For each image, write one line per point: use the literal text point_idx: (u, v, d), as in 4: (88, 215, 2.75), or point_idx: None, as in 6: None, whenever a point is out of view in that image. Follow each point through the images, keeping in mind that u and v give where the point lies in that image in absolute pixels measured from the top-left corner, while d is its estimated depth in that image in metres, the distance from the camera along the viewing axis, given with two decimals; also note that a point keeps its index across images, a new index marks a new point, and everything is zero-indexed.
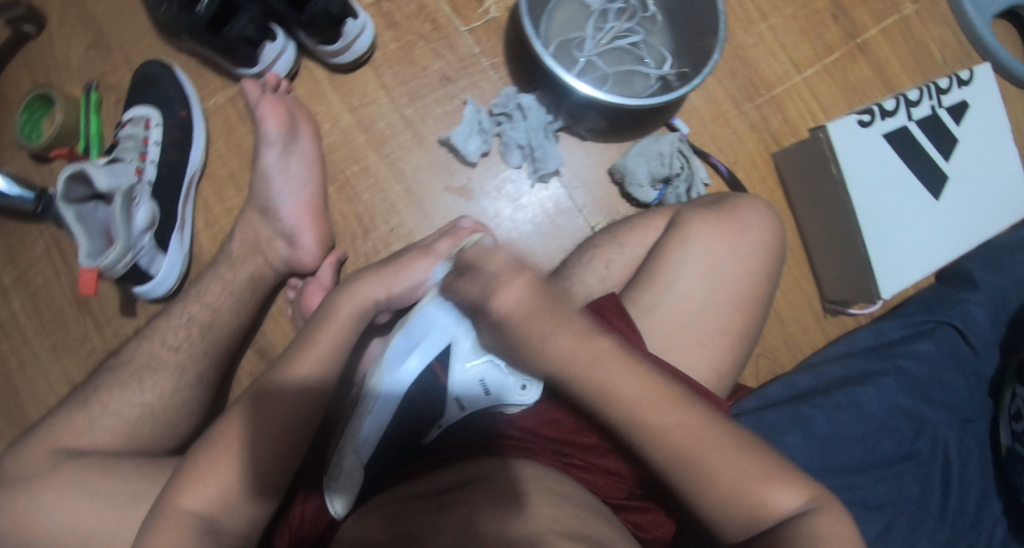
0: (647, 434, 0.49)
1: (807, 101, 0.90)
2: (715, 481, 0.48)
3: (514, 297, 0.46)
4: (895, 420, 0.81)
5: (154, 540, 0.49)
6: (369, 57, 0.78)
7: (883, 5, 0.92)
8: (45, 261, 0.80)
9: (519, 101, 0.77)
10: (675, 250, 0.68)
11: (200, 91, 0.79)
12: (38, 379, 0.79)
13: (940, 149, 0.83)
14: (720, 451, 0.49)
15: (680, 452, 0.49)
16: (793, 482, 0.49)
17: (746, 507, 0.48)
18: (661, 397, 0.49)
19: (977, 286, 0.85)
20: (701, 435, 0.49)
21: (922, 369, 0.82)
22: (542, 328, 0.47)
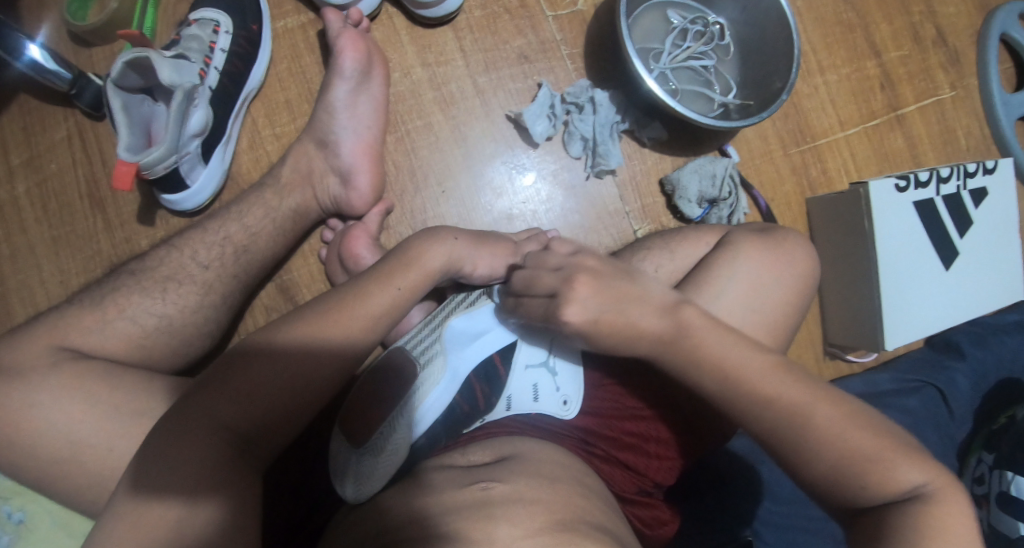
0: (757, 401, 0.52)
1: (845, 157, 0.96)
2: (833, 446, 0.49)
3: (577, 313, 0.56)
4: None
5: (179, 446, 0.45)
6: (452, 18, 0.78)
7: (925, 85, 0.99)
8: (63, 148, 0.75)
9: (593, 96, 0.78)
10: (724, 266, 0.70)
11: (272, 11, 0.76)
12: (32, 272, 0.74)
13: (957, 226, 0.89)
14: (843, 417, 0.50)
15: (793, 416, 0.50)
16: (919, 461, 0.48)
17: (873, 477, 0.47)
18: (768, 366, 0.53)
19: (964, 357, 0.90)
20: (819, 399, 0.51)
21: (906, 422, 0.86)
22: (621, 316, 0.56)
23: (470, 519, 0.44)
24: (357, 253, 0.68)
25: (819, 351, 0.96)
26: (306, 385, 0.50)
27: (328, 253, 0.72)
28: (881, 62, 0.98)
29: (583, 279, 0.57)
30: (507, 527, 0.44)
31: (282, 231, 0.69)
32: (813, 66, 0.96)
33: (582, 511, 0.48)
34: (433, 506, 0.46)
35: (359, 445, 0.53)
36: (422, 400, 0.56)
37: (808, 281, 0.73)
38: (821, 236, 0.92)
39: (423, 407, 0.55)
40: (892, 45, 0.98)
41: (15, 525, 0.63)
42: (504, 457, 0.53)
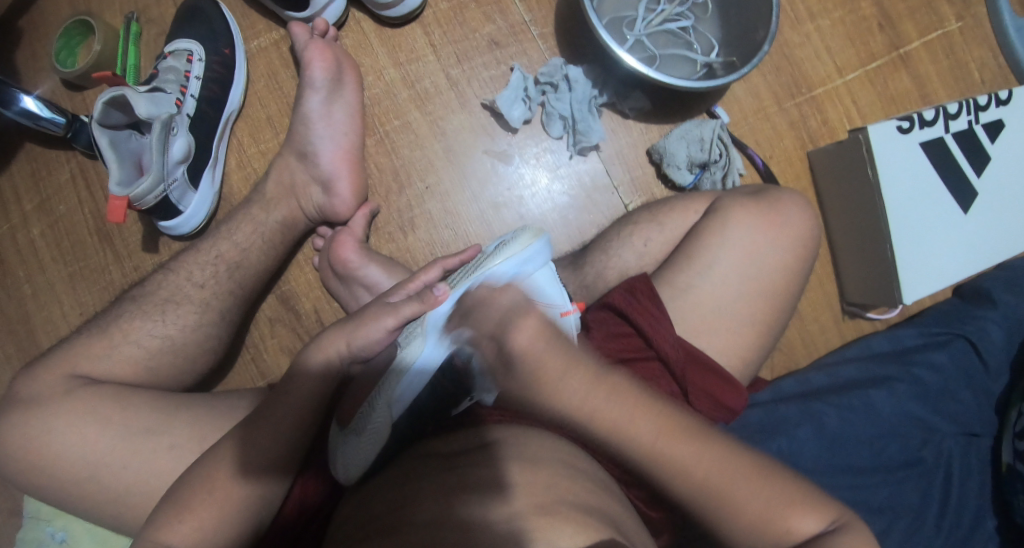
0: (671, 471, 0.51)
1: (846, 104, 0.94)
2: (742, 511, 0.51)
3: (529, 335, 0.47)
4: (906, 427, 0.81)
5: (198, 491, 0.53)
6: (419, 14, 0.78)
7: (930, 19, 0.94)
8: (69, 189, 0.80)
9: (566, 73, 0.77)
10: (715, 233, 0.68)
11: (245, 31, 0.78)
12: (55, 307, 0.79)
13: (975, 165, 0.85)
14: (749, 475, 0.52)
15: (704, 485, 0.51)
16: (815, 510, 0.53)
17: (772, 535, 0.52)
18: (677, 430, 0.52)
19: (995, 306, 0.86)
20: (705, 471, 0.51)
21: (935, 379, 0.83)
22: (556, 373, 0.48)
23: (439, 510, 0.44)
24: (344, 257, 0.69)
25: (838, 311, 0.95)
26: (298, 424, 0.56)
27: (321, 259, 0.74)
28: (877, 1, 0.94)
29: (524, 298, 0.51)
30: (493, 511, 0.43)
31: (273, 247, 0.71)
32: (802, 14, 0.93)
33: (566, 491, 0.47)
34: (393, 506, 0.47)
35: (347, 428, 0.55)
36: (403, 379, 0.54)
37: (806, 242, 0.70)
38: (828, 190, 0.92)
39: (404, 384, 0.54)
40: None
41: (59, 544, 0.67)
42: (485, 444, 0.51)
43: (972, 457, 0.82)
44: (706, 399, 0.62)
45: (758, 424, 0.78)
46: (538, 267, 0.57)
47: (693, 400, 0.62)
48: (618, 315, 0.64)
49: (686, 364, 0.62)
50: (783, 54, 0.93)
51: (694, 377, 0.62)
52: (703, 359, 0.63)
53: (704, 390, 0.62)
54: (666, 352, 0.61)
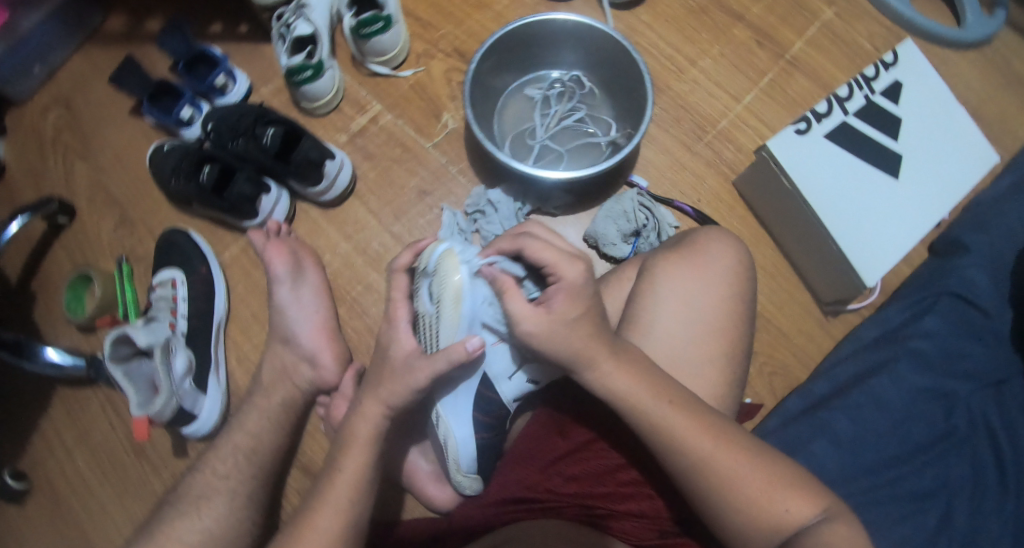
0: (671, 442, 0.57)
1: (755, 126, 1.04)
2: (732, 484, 0.56)
3: (572, 281, 0.57)
4: (921, 405, 0.83)
5: None
6: (353, 190, 0.90)
7: (804, 16, 1.07)
8: (102, 417, 0.92)
9: (489, 197, 0.87)
10: (649, 292, 0.75)
11: (216, 247, 0.91)
12: (111, 526, 0.88)
13: (887, 133, 0.96)
14: (735, 453, 0.57)
15: (699, 459, 0.57)
16: (809, 497, 0.56)
17: (764, 518, 0.56)
18: (681, 406, 0.58)
19: (968, 248, 0.90)
20: (711, 439, 0.57)
21: (934, 347, 0.85)
22: (579, 321, 0.57)
23: None
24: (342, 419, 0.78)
25: (820, 315, 1.00)
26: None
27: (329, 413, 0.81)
28: (748, 24, 1.07)
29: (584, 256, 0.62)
30: None
31: (281, 426, 0.79)
32: (684, 61, 1.05)
33: None
34: None
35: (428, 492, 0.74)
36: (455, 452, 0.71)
37: (738, 270, 0.77)
38: (765, 211, 0.99)
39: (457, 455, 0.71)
40: (751, 3, 1.07)
41: None
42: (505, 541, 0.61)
43: (1010, 404, 0.83)
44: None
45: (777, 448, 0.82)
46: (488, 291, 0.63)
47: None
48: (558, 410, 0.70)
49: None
50: (678, 105, 1.04)
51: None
52: None
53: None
54: None
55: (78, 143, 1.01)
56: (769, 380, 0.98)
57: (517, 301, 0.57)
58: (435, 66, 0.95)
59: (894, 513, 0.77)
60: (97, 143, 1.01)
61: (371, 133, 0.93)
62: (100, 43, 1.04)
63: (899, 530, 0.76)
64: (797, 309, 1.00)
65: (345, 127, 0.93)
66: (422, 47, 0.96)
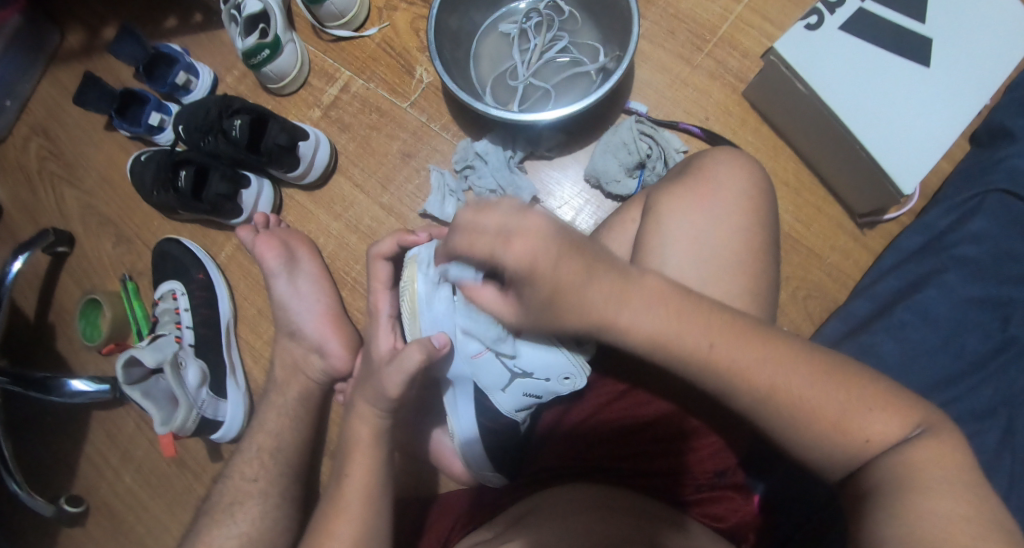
0: (722, 374, 0.47)
1: (758, 28, 0.94)
2: (806, 412, 0.46)
3: (524, 254, 0.43)
4: (973, 315, 0.75)
5: None
6: (335, 165, 0.86)
7: None
8: (138, 433, 0.93)
9: (476, 150, 0.82)
10: (655, 236, 0.70)
11: (211, 249, 0.89)
12: (165, 534, 0.90)
13: (913, 16, 0.84)
14: (800, 379, 0.46)
15: (761, 392, 0.47)
16: (893, 411, 0.45)
17: (847, 445, 0.45)
18: (725, 333, 0.48)
19: (1016, 136, 0.82)
20: (771, 365, 0.47)
21: (985, 252, 0.77)
22: (570, 279, 0.44)
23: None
24: None
25: (855, 229, 0.94)
26: None
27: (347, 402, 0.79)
28: None
29: (533, 211, 0.44)
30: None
31: (302, 421, 0.78)
32: None
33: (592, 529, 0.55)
34: None
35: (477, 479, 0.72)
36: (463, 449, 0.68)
37: (751, 193, 0.70)
38: (781, 121, 0.92)
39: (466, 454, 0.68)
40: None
41: None
42: (525, 513, 0.60)
43: None
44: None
45: None
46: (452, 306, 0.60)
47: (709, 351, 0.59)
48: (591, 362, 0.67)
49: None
50: (670, 15, 0.95)
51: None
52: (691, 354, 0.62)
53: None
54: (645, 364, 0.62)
55: (63, 168, 0.99)
56: (803, 304, 0.93)
57: (484, 302, 0.50)
58: (400, 18, 0.88)
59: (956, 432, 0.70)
60: (81, 165, 0.99)
61: (344, 103, 0.87)
62: (64, 61, 1.00)
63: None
64: (827, 222, 0.94)
65: (317, 101, 0.88)
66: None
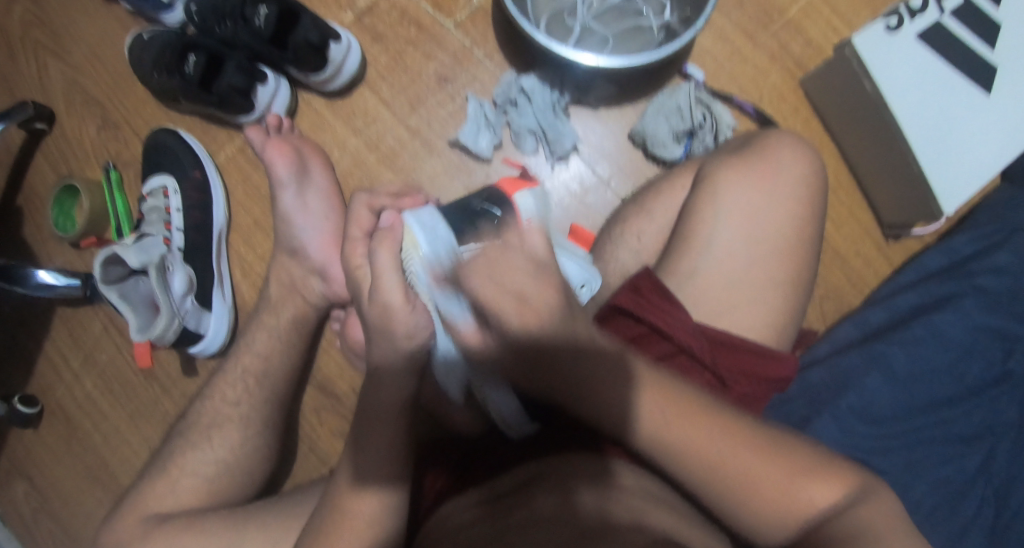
0: (662, 450, 0.45)
1: (827, 13, 0.89)
2: (746, 497, 0.44)
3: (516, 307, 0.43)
4: (984, 344, 0.71)
5: None
6: (362, 76, 0.78)
7: None
8: (105, 337, 0.85)
9: (521, 86, 0.74)
10: (708, 209, 0.65)
11: (210, 147, 0.80)
12: (124, 446, 0.84)
13: (985, 40, 0.77)
14: (734, 448, 0.45)
15: (704, 472, 0.44)
16: (825, 475, 0.45)
17: (787, 511, 0.44)
18: (675, 401, 0.46)
19: None
20: (715, 440, 0.45)
21: (1006, 284, 0.73)
22: (562, 353, 0.44)
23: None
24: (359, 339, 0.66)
25: (880, 237, 0.91)
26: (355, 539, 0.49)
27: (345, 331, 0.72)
28: None
29: (552, 285, 0.44)
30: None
31: (292, 345, 0.72)
32: None
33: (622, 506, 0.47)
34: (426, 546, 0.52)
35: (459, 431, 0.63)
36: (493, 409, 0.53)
37: (811, 185, 0.65)
38: (830, 114, 0.87)
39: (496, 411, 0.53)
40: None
41: None
42: (533, 478, 0.53)
43: None
44: (747, 379, 0.58)
45: (825, 382, 0.71)
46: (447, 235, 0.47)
47: (737, 386, 0.57)
48: (630, 318, 0.59)
49: (714, 352, 0.58)
50: None
51: (730, 362, 0.58)
52: (735, 343, 0.58)
53: (746, 373, 0.58)
54: (691, 344, 0.57)
55: (49, 36, 0.88)
56: (819, 301, 0.90)
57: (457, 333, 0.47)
58: None
59: (936, 454, 0.69)
60: (70, 36, 0.88)
61: (381, 10, 0.79)
62: None
63: (940, 471, 0.68)
64: (857, 223, 0.91)
65: (350, 4, 0.79)
66: None
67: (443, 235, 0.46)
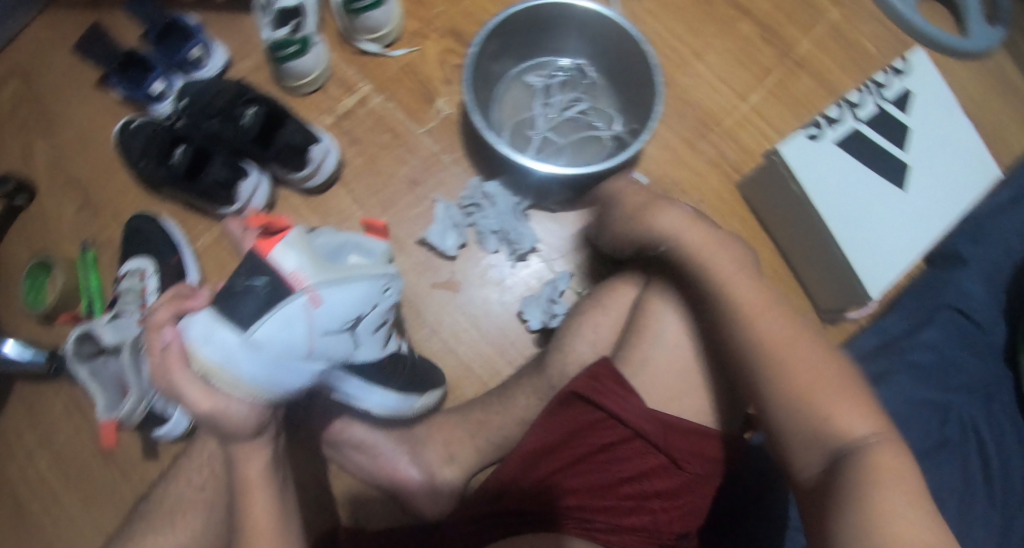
0: (740, 321, 0.52)
1: (759, 126, 1.00)
2: (790, 376, 0.48)
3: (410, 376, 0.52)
4: (920, 413, 0.81)
5: None
6: (338, 176, 0.84)
7: (807, 18, 1.03)
8: (64, 418, 0.86)
9: (485, 190, 0.82)
10: (656, 305, 0.69)
11: (189, 234, 0.85)
12: (74, 530, 0.83)
13: (895, 142, 0.92)
14: (788, 337, 0.50)
15: (762, 344, 0.50)
16: (866, 411, 0.46)
17: (820, 426, 0.46)
18: (766, 310, 0.52)
19: (967, 263, 0.90)
20: (777, 327, 0.50)
21: (932, 358, 0.84)
22: (710, 252, 0.55)
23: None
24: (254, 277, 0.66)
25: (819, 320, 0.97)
26: None
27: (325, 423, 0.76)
28: (754, 19, 1.02)
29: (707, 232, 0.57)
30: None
31: None
32: (689, 58, 1.00)
33: None
34: None
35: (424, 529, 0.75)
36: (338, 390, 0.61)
37: None
38: (766, 213, 0.97)
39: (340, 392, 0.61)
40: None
41: None
42: None
43: (999, 413, 0.83)
44: (697, 460, 0.64)
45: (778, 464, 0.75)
46: (229, 337, 0.45)
47: (688, 466, 0.63)
48: (585, 403, 0.65)
49: (666, 433, 0.63)
50: (681, 99, 0.99)
51: (683, 444, 0.63)
52: (685, 424, 0.63)
53: (696, 453, 0.63)
54: (644, 429, 0.62)
55: (34, 119, 0.93)
56: None
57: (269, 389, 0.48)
58: (430, 47, 0.89)
59: None
60: (56, 120, 0.93)
61: (358, 116, 0.86)
62: (61, 10, 0.95)
63: None
64: None
65: (331, 108, 0.87)
66: (414, 26, 0.90)
67: (227, 339, 0.45)
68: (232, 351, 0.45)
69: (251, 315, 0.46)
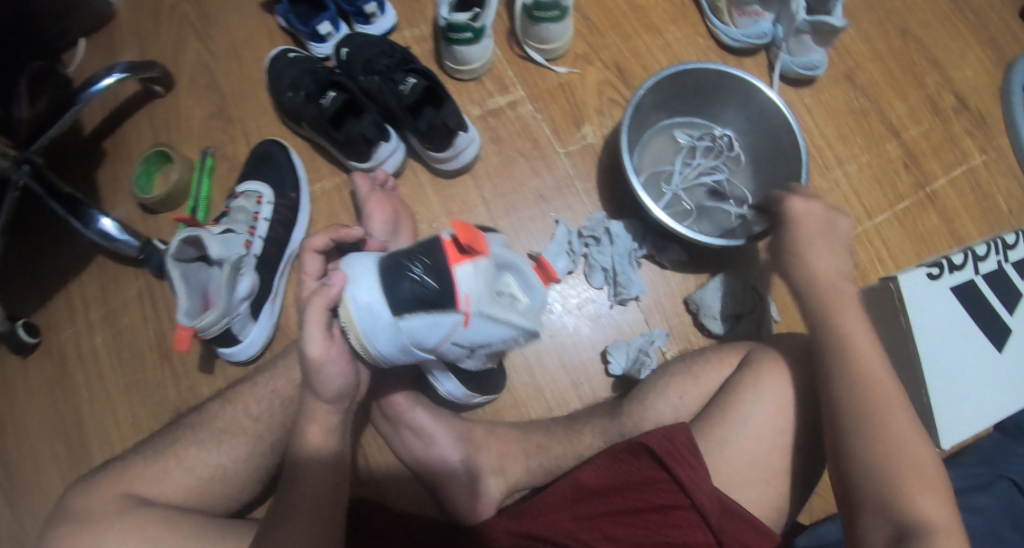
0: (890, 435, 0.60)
1: (878, 248, 0.94)
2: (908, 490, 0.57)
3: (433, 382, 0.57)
4: None
5: None
6: (471, 167, 0.85)
7: (952, 155, 0.98)
8: (135, 303, 0.86)
9: (609, 228, 0.82)
10: (749, 390, 0.68)
11: (311, 175, 0.86)
12: (108, 412, 0.83)
13: (1005, 303, 0.88)
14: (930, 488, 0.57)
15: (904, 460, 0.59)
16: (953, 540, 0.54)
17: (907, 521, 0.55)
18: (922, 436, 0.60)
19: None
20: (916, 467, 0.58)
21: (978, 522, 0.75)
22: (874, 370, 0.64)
23: None
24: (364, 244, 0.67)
25: None
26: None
27: (392, 397, 0.76)
28: (901, 142, 0.98)
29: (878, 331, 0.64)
30: None
31: None
32: (831, 159, 0.97)
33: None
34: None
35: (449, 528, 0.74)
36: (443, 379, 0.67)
37: None
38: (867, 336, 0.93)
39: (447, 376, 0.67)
40: (911, 122, 0.99)
41: None
42: None
43: None
44: None
45: None
46: (379, 304, 0.54)
47: None
48: (653, 459, 0.63)
49: (721, 514, 0.61)
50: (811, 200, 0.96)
51: (733, 530, 0.60)
52: (740, 512, 0.61)
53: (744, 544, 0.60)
54: (705, 504, 0.60)
55: (196, 17, 0.94)
56: None
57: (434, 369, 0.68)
58: (591, 73, 0.89)
59: None
60: (216, 25, 0.94)
61: (506, 117, 0.87)
62: None
63: None
64: None
65: (481, 101, 0.87)
66: (582, 48, 0.90)
67: (375, 304, 0.54)
68: (369, 316, 0.54)
69: (401, 294, 0.54)
